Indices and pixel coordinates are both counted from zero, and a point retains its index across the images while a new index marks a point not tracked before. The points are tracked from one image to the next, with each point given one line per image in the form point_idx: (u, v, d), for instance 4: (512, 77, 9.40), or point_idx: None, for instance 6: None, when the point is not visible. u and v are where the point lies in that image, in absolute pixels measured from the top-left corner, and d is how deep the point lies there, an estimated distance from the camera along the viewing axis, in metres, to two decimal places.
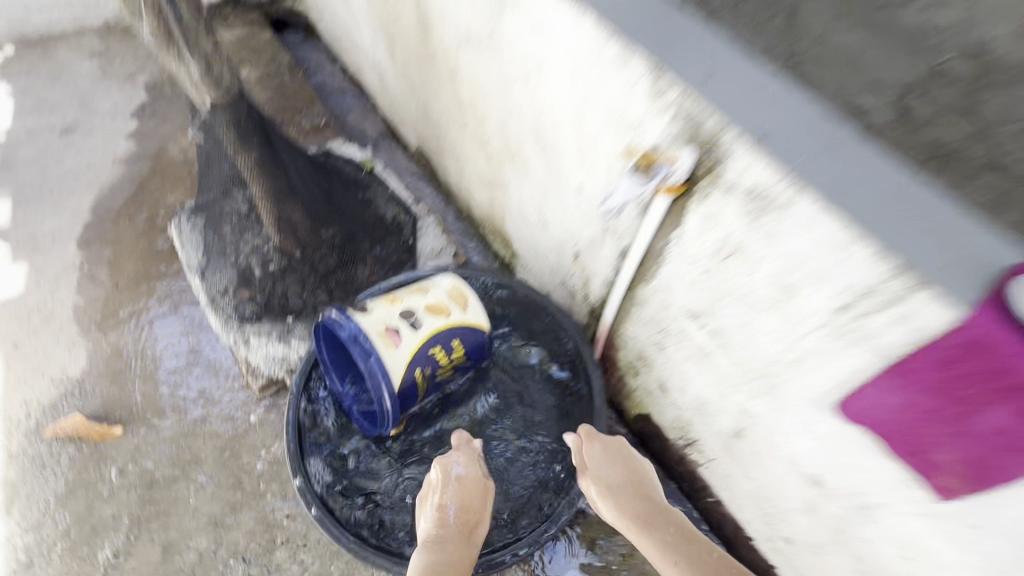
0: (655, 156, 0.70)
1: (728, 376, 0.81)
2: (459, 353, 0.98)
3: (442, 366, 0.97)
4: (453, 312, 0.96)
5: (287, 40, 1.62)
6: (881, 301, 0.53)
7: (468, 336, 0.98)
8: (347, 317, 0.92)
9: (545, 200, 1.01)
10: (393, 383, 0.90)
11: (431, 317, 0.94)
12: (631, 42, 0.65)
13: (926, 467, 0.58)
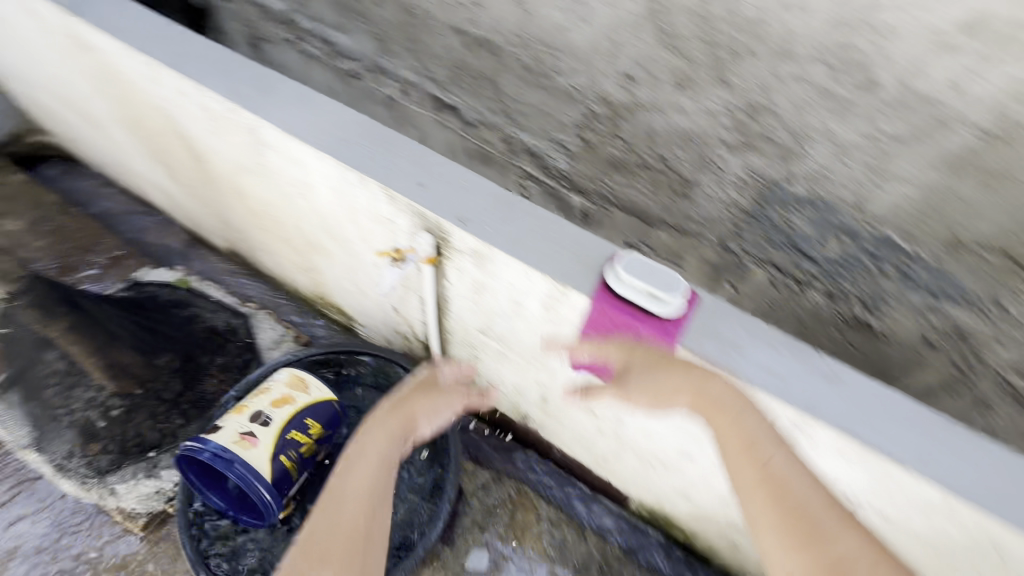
0: (402, 252, 0.85)
1: (522, 366, 0.97)
2: (318, 431, 1.03)
3: (307, 446, 1.01)
4: (298, 397, 1.01)
5: (42, 175, 1.51)
6: (559, 301, 0.75)
7: (319, 411, 1.03)
8: (203, 441, 0.94)
9: (355, 276, 1.11)
10: (264, 478, 0.94)
11: (279, 410, 0.98)
12: (346, 161, 0.81)
13: (618, 381, 0.79)
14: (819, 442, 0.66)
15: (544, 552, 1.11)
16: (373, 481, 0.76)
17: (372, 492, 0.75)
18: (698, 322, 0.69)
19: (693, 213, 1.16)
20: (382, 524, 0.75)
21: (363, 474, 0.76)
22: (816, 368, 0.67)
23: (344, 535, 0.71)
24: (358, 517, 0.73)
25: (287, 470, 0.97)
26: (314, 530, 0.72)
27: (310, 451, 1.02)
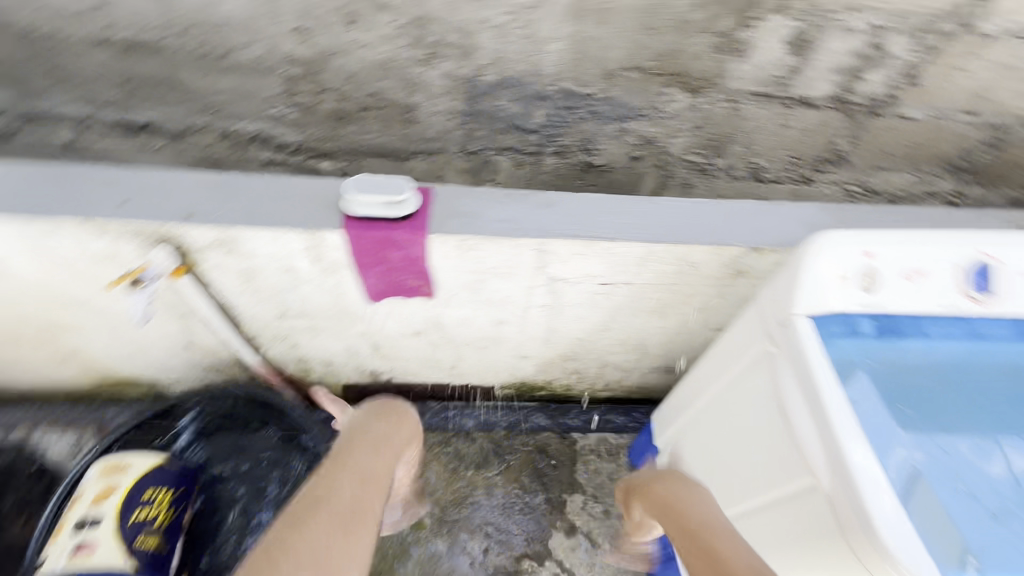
0: (134, 272, 0.78)
1: (336, 327, 1.03)
2: (167, 496, 0.96)
3: (159, 518, 0.94)
4: (119, 482, 0.93)
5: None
6: (321, 246, 0.80)
7: (154, 480, 0.96)
8: None
9: (122, 336, 1.01)
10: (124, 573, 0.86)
11: (102, 505, 0.90)
12: (23, 213, 0.73)
13: (411, 289, 0.88)
14: (563, 255, 0.84)
15: (447, 469, 1.22)
16: (343, 491, 0.69)
17: (345, 499, 0.68)
18: (437, 208, 0.80)
19: (426, 131, 1.26)
20: (351, 538, 0.64)
21: (344, 484, 0.71)
22: (535, 202, 0.83)
23: (309, 527, 0.62)
24: (328, 515, 0.64)
25: (152, 549, 0.90)
26: (280, 529, 0.62)
27: (168, 520, 0.95)
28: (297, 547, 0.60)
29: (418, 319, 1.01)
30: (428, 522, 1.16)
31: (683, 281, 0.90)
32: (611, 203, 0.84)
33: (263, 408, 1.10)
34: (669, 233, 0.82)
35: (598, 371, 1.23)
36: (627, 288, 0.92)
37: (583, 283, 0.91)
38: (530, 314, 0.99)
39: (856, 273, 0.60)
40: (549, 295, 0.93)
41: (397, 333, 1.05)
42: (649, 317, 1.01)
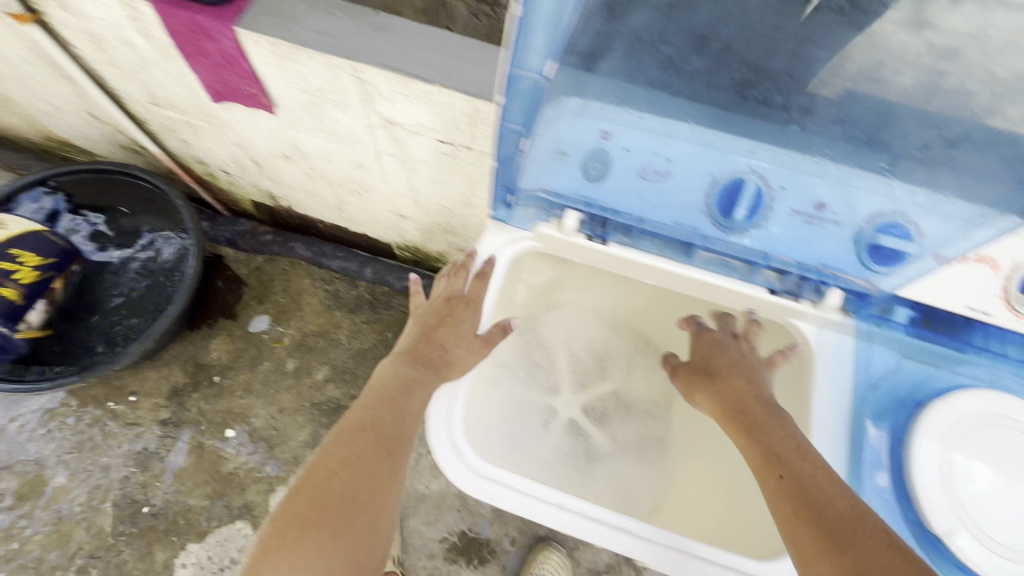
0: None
1: (210, 130, 1.03)
2: (35, 261, 1.04)
3: (22, 275, 1.02)
4: None
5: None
6: (142, 20, 0.76)
7: (30, 243, 1.03)
8: None
9: (33, 89, 1.08)
10: None
11: None
12: None
13: (248, 96, 0.86)
14: (386, 92, 0.76)
15: (321, 303, 1.28)
16: (418, 391, 0.63)
17: (416, 414, 0.63)
18: (258, 6, 0.73)
19: None
20: (403, 463, 0.60)
21: (415, 403, 0.62)
22: (368, 23, 0.74)
23: (360, 458, 0.57)
24: (387, 464, 0.58)
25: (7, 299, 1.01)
26: (335, 473, 0.55)
27: (33, 279, 1.04)
28: (337, 503, 0.53)
29: (279, 139, 0.98)
30: (286, 341, 1.23)
31: None
32: (452, 44, 0.73)
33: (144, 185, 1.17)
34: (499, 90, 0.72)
35: None
36: (471, 154, 0.83)
37: (422, 135, 0.83)
38: (383, 162, 0.94)
39: (579, 150, 0.54)
40: (391, 142, 0.87)
41: (269, 153, 1.04)
42: None
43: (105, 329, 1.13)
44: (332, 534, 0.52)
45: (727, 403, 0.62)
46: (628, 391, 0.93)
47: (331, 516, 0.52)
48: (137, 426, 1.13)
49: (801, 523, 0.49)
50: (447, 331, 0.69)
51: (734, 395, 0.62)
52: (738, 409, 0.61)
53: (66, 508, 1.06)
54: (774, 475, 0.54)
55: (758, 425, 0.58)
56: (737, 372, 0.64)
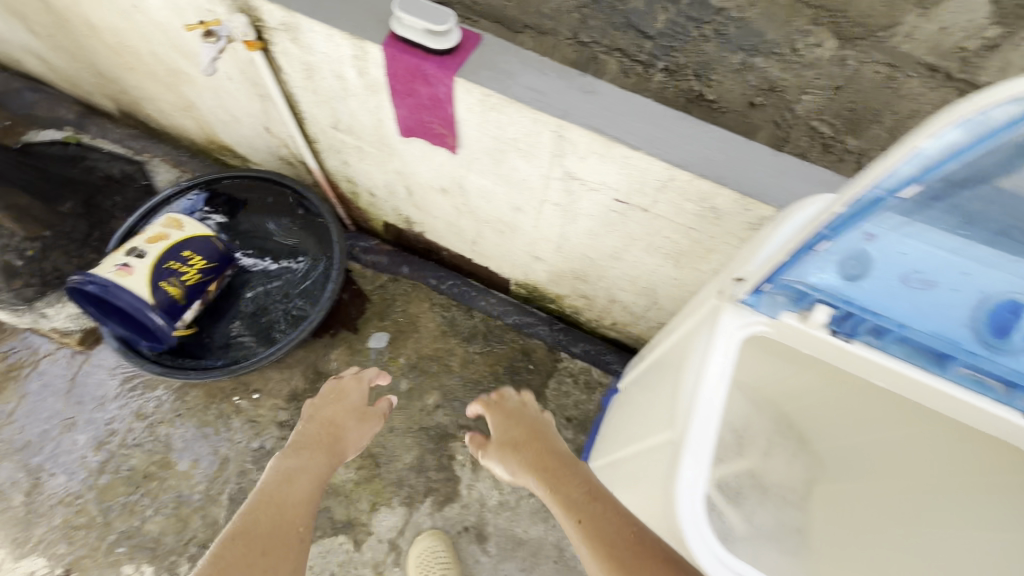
0: (209, 24, 0.87)
1: (377, 157, 1.09)
2: (202, 264, 1.10)
3: (188, 277, 1.07)
4: (172, 234, 1.07)
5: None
6: (365, 59, 0.83)
7: (199, 246, 1.09)
8: (85, 275, 1.01)
9: (222, 100, 1.18)
10: (146, 302, 1.02)
11: (153, 245, 1.05)
12: None
13: (436, 134, 0.91)
14: (581, 150, 0.79)
15: (436, 329, 1.31)
16: (311, 469, 0.86)
17: (293, 502, 0.80)
18: (477, 59, 0.79)
19: None
20: (297, 550, 0.74)
21: (299, 483, 0.83)
22: (576, 85, 0.78)
23: (256, 523, 0.74)
24: (259, 554, 0.71)
25: (172, 297, 1.05)
26: (237, 534, 0.72)
27: (196, 282, 1.09)
28: (255, 542, 0.72)
29: (444, 174, 1.03)
30: (401, 361, 1.27)
31: (702, 230, 0.81)
32: (655, 113, 0.76)
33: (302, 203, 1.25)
34: (700, 162, 0.73)
35: (606, 304, 1.19)
36: (644, 215, 0.85)
37: (599, 192, 0.86)
38: (544, 209, 0.97)
39: (852, 251, 0.50)
40: (563, 193, 0.90)
41: (427, 184, 1.09)
42: (661, 260, 0.93)
43: (245, 332, 1.19)
44: (291, 538, 0.74)
45: (529, 444, 0.84)
46: (765, 473, 0.87)
47: (288, 523, 0.76)
48: (257, 423, 1.18)
49: (614, 546, 0.61)
50: (341, 435, 0.97)
51: (539, 456, 0.81)
52: (543, 468, 0.78)
53: (186, 493, 1.10)
54: (576, 520, 0.67)
55: (561, 479, 0.74)
56: (537, 441, 0.84)
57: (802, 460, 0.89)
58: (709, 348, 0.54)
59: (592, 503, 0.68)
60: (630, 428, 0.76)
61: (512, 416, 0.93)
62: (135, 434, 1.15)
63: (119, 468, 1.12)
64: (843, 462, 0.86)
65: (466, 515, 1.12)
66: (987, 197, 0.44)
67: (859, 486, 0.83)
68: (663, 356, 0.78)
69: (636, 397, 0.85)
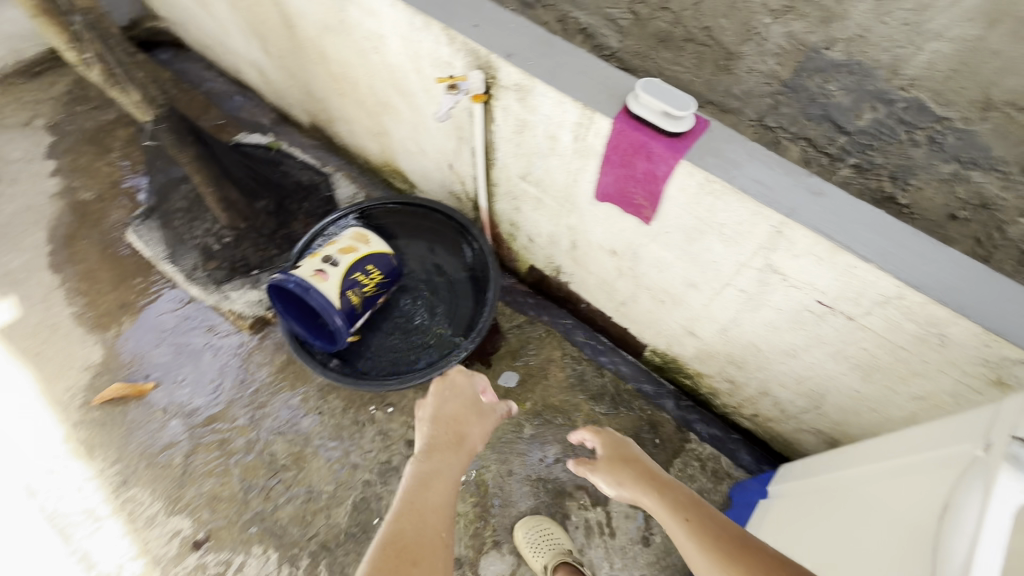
0: (456, 78, 0.96)
1: (554, 209, 1.14)
2: (378, 278, 1.19)
3: (367, 288, 1.18)
4: (361, 247, 1.17)
5: (157, 57, 1.90)
6: (588, 128, 0.87)
7: (381, 261, 1.19)
8: (287, 274, 1.12)
9: (417, 134, 1.29)
10: (334, 305, 1.12)
11: (345, 255, 1.15)
12: (429, 11, 0.95)
13: (635, 205, 0.93)
14: (798, 248, 0.77)
15: (566, 380, 1.32)
16: (444, 472, 0.85)
17: (435, 512, 0.79)
18: (704, 145, 0.80)
19: None
20: (442, 560, 0.73)
21: (436, 491, 0.82)
22: (803, 184, 0.77)
23: (407, 545, 0.73)
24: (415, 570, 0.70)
25: (353, 304, 1.15)
26: (388, 549, 0.72)
27: (372, 292, 1.19)
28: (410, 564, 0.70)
29: (622, 239, 1.05)
30: (528, 406, 1.28)
31: (916, 352, 0.76)
32: (888, 226, 0.73)
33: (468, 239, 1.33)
34: (939, 287, 0.69)
35: (754, 394, 1.13)
36: (847, 324, 0.81)
37: (799, 290, 0.83)
38: (723, 292, 0.96)
39: None
40: (755, 283, 0.88)
41: (598, 243, 1.12)
42: (846, 369, 0.88)
43: (396, 351, 1.25)
44: (439, 547, 0.74)
45: (632, 461, 0.91)
46: None
47: (432, 531, 0.76)
48: (387, 437, 1.23)
49: (716, 543, 0.75)
50: (463, 432, 0.94)
51: (643, 475, 0.88)
52: (652, 481, 0.87)
53: (317, 489, 1.17)
54: (682, 519, 0.80)
55: (668, 485, 0.86)
56: (641, 467, 0.90)
57: None
58: (979, 527, 0.49)
59: (693, 499, 0.83)
60: (833, 550, 0.70)
61: (625, 456, 0.92)
62: (281, 423, 1.24)
63: (263, 452, 1.20)
64: None
65: None
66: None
67: None
68: (883, 487, 0.69)
69: (824, 514, 0.77)
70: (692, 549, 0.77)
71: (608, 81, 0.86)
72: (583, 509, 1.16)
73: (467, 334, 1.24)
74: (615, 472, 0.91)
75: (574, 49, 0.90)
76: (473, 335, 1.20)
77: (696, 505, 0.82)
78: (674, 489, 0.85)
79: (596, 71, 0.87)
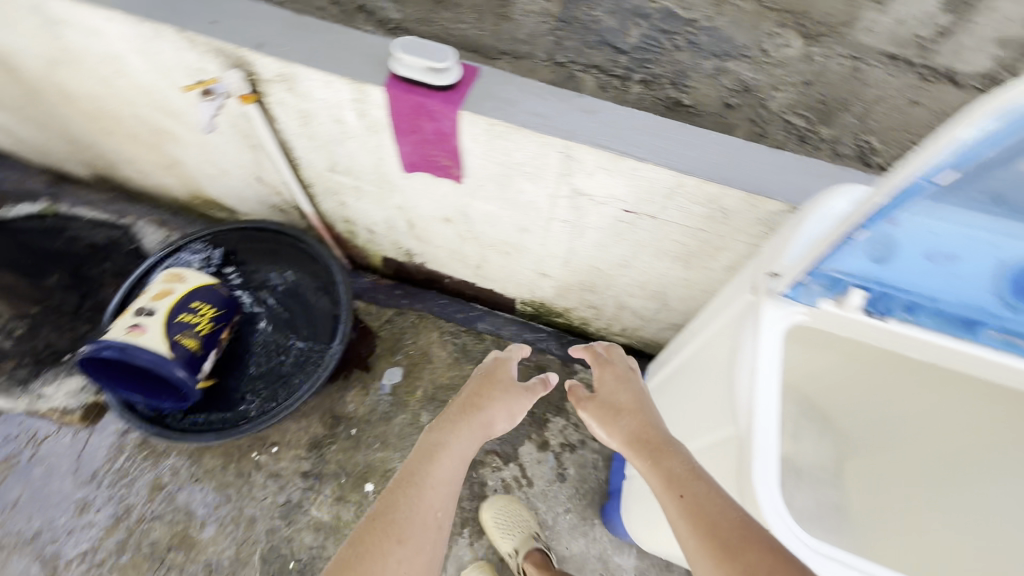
0: (207, 83, 0.87)
1: (376, 194, 1.10)
2: (211, 312, 1.08)
3: (201, 327, 1.06)
4: (176, 287, 1.04)
5: None
6: (366, 102, 0.84)
7: (207, 295, 1.08)
8: (95, 342, 0.98)
9: (209, 155, 1.17)
10: (165, 358, 0.99)
11: (160, 301, 1.02)
12: (155, 16, 0.85)
13: (441, 166, 0.92)
14: (588, 167, 0.82)
15: (449, 357, 1.31)
16: (450, 445, 0.74)
17: (435, 490, 0.70)
18: (478, 91, 0.81)
19: None
20: (428, 543, 0.67)
21: (439, 468, 0.72)
22: (576, 105, 0.81)
23: (391, 525, 0.66)
24: (394, 547, 0.65)
25: (190, 349, 1.03)
26: (371, 528, 0.66)
27: (209, 330, 1.07)
28: (387, 543, 0.65)
29: (447, 204, 1.04)
30: (418, 395, 1.26)
31: (711, 229, 0.85)
32: (656, 125, 0.80)
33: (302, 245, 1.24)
34: (704, 167, 0.77)
35: (616, 311, 1.21)
36: (653, 222, 0.88)
37: (606, 205, 0.89)
38: (550, 227, 0.99)
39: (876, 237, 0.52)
40: (571, 210, 0.92)
41: (430, 216, 1.11)
42: (671, 263, 0.97)
43: (260, 386, 1.16)
44: (428, 525, 0.68)
45: (620, 411, 0.73)
46: (796, 457, 0.92)
47: (425, 510, 0.68)
48: (280, 477, 1.15)
49: (708, 531, 0.53)
50: (482, 400, 0.80)
51: (643, 429, 0.68)
52: (646, 441, 0.67)
53: (216, 559, 1.07)
54: (676, 496, 0.58)
55: (664, 449, 0.64)
56: (643, 413, 0.71)
57: (829, 439, 0.93)
58: (758, 347, 0.59)
59: (696, 471, 0.59)
60: (681, 424, 0.79)
61: (620, 405, 0.73)
62: (152, 507, 1.10)
63: (140, 545, 1.07)
64: (870, 437, 0.89)
65: None
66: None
67: (894, 456, 0.86)
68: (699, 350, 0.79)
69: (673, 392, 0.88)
70: (683, 537, 0.55)
71: (370, 49, 0.83)
72: (497, 471, 1.18)
73: (330, 343, 1.17)
74: (608, 418, 0.74)
75: (329, 24, 0.85)
76: (335, 341, 1.13)
77: (698, 477, 0.59)
78: (669, 457, 0.63)
79: (357, 42, 0.84)
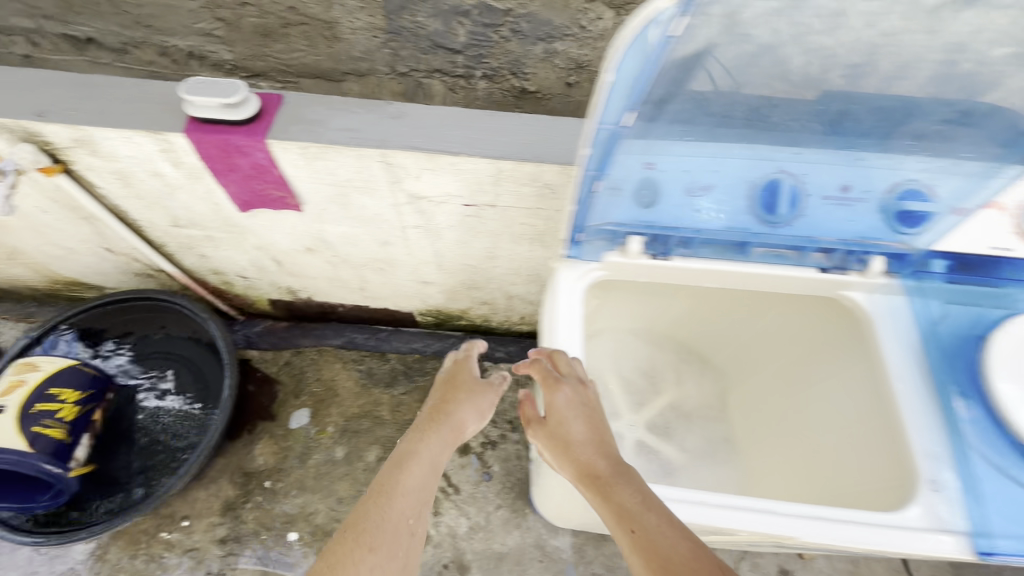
0: None
1: (231, 239, 1.07)
2: (75, 395, 1.05)
3: (65, 411, 1.02)
4: (27, 378, 1.01)
5: None
6: (172, 150, 0.81)
7: (65, 378, 1.04)
8: None
9: (46, 235, 1.10)
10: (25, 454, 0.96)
11: (10, 396, 0.98)
12: None
13: (275, 199, 0.90)
14: (411, 170, 0.82)
15: (356, 385, 1.28)
16: (422, 451, 0.70)
17: (410, 497, 0.66)
18: (283, 118, 0.80)
19: None
20: (404, 550, 0.62)
21: (413, 473, 0.67)
22: (386, 113, 0.82)
23: (367, 527, 0.61)
24: (366, 550, 0.60)
25: (55, 438, 0.99)
26: (345, 532, 0.61)
27: (75, 414, 1.04)
28: (353, 549, 0.60)
29: (303, 234, 1.02)
30: (330, 431, 1.23)
31: (549, 205, 0.87)
32: (466, 117, 0.81)
33: (163, 308, 1.16)
34: (516, 148, 0.79)
35: (507, 301, 1.22)
36: (495, 210, 0.89)
37: (447, 203, 0.89)
38: (408, 235, 0.99)
39: (630, 185, 0.56)
40: (417, 215, 0.93)
41: (292, 249, 1.08)
42: (530, 244, 0.99)
43: (154, 459, 1.11)
44: (401, 531, 0.63)
45: (563, 437, 0.60)
46: (681, 402, 0.97)
47: (397, 515, 0.64)
48: (195, 551, 1.09)
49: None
50: (450, 405, 0.77)
51: (588, 457, 0.58)
52: (593, 471, 0.57)
53: None
54: (628, 529, 0.52)
55: (617, 478, 0.56)
56: (594, 438, 0.60)
57: (710, 376, 0.98)
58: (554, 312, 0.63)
59: (634, 497, 0.54)
60: None
61: (564, 431, 0.61)
62: None
63: None
64: (740, 366, 0.94)
65: (442, 553, 1.11)
66: (687, 104, 0.48)
67: (756, 379, 0.90)
68: None
69: None
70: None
71: (164, 96, 0.80)
72: None
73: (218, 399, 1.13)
74: (552, 441, 0.61)
75: (116, 78, 0.82)
76: (223, 401, 1.09)
77: (644, 507, 0.52)
78: (613, 488, 0.55)
79: (149, 91, 0.81)
